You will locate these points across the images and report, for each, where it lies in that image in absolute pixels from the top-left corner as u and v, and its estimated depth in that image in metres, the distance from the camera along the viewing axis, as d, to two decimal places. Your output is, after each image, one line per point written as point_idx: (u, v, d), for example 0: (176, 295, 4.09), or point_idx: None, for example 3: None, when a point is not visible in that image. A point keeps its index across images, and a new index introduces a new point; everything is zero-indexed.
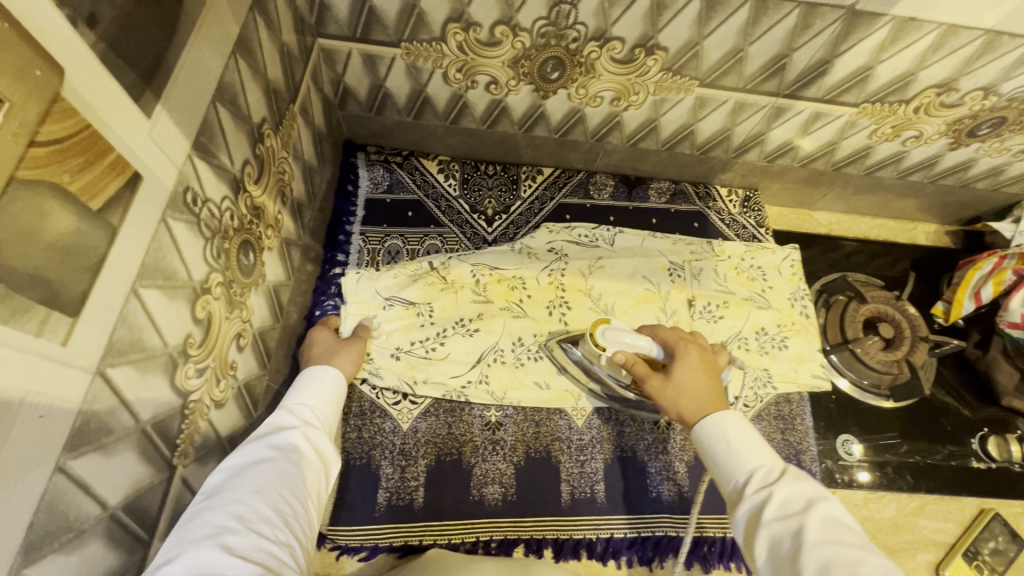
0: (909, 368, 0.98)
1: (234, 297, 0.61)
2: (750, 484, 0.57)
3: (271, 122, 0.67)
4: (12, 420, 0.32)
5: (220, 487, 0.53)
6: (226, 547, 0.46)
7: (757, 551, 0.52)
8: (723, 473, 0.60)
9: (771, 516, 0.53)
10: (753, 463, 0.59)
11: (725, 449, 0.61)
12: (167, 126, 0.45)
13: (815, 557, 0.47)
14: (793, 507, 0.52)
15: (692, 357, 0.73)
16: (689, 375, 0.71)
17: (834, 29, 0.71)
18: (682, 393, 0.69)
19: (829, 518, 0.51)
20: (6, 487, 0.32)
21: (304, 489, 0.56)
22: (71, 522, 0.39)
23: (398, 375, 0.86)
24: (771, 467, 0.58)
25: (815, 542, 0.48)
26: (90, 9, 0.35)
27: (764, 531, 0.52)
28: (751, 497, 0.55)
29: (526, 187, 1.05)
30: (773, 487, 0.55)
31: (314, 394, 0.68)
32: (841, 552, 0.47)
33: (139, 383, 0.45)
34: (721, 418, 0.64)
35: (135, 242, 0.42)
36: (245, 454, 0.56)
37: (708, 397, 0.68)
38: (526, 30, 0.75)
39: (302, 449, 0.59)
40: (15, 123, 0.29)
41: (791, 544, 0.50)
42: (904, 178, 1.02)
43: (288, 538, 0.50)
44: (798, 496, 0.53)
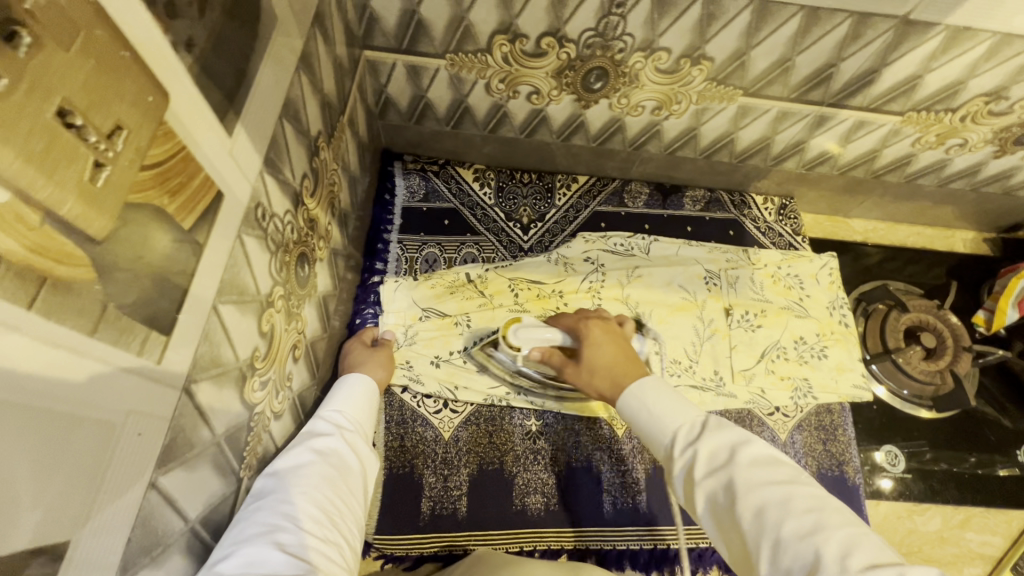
0: (954, 377, 0.95)
1: (292, 309, 0.61)
2: (676, 444, 0.57)
3: (325, 135, 0.67)
4: (118, 439, 0.33)
5: (267, 490, 0.52)
6: (279, 545, 0.46)
7: (700, 511, 0.53)
8: (653, 439, 0.60)
9: (702, 474, 0.53)
10: (675, 422, 0.58)
11: (646, 415, 0.60)
12: (243, 143, 0.45)
13: (751, 507, 0.48)
14: (719, 459, 0.52)
15: (595, 333, 0.73)
16: (599, 351, 0.71)
17: (884, 39, 0.71)
18: (598, 371, 0.69)
19: (755, 459, 0.51)
20: (108, 506, 0.33)
21: (345, 493, 0.56)
22: (159, 536, 0.39)
23: (439, 382, 0.86)
24: (692, 422, 0.57)
25: (746, 489, 0.49)
26: (188, 32, 0.36)
27: (701, 491, 0.52)
28: (681, 457, 0.55)
29: (561, 196, 1.05)
30: (698, 442, 0.54)
31: (347, 399, 0.67)
32: (771, 495, 0.48)
33: (215, 397, 0.45)
34: (639, 387, 0.63)
35: (217, 259, 0.43)
36: (288, 458, 0.56)
37: (623, 366, 0.68)
38: (573, 41, 0.75)
39: (342, 453, 0.59)
40: (131, 149, 0.30)
41: (726, 498, 0.50)
42: (945, 187, 1.01)
43: (335, 539, 0.51)
44: (722, 444, 0.53)
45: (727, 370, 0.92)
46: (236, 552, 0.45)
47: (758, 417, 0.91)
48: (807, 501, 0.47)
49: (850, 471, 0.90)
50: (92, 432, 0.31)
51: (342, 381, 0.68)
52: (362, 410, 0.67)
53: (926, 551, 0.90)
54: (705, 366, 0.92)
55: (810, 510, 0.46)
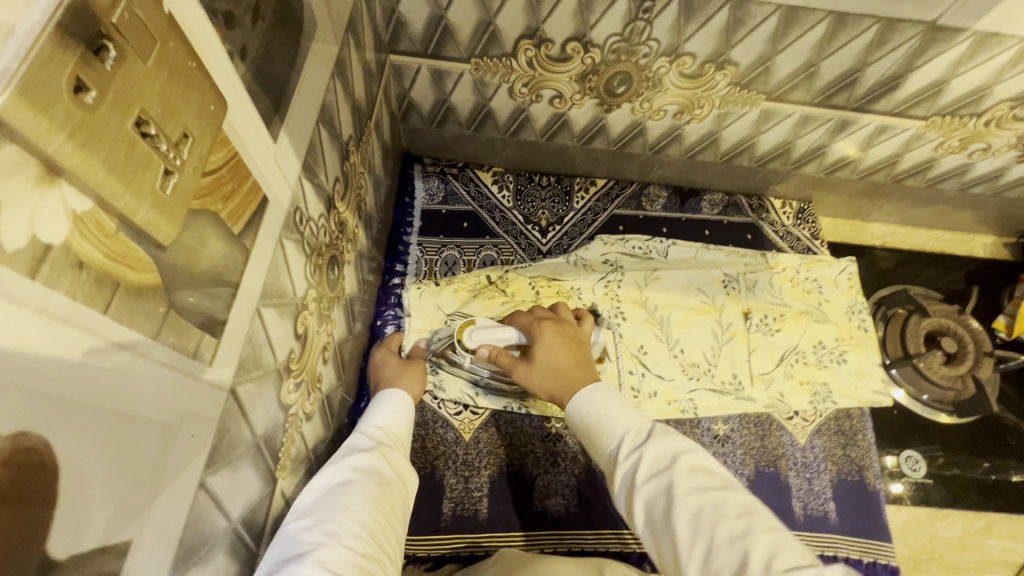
0: (974, 384, 0.97)
1: (323, 311, 0.62)
2: (621, 449, 0.56)
3: (355, 139, 0.68)
4: (174, 442, 0.33)
5: (313, 507, 0.54)
6: (321, 561, 0.47)
7: (636, 516, 0.52)
8: (599, 443, 0.59)
9: (643, 478, 0.52)
10: (625, 426, 0.57)
11: (596, 419, 0.60)
12: (286, 149, 0.46)
13: (687, 511, 0.48)
14: (661, 464, 0.52)
15: (549, 335, 0.72)
16: (550, 353, 0.71)
17: (911, 45, 0.71)
18: (546, 374, 0.69)
19: (695, 464, 0.52)
20: (165, 507, 0.34)
21: (385, 509, 0.57)
22: (207, 536, 0.40)
23: (460, 387, 0.87)
24: (638, 428, 0.57)
25: (685, 493, 0.49)
26: (243, 42, 0.36)
27: (641, 496, 0.52)
28: (625, 463, 0.54)
29: (579, 199, 1.06)
30: (643, 448, 0.54)
31: (386, 414, 0.69)
32: (708, 498, 0.48)
33: (256, 399, 0.46)
34: (590, 391, 0.62)
35: (261, 263, 0.43)
36: (333, 475, 0.58)
37: (570, 370, 0.68)
38: (598, 46, 0.76)
39: (381, 469, 0.60)
40: (196, 156, 0.31)
41: (664, 503, 0.50)
42: (966, 191, 1.00)
43: (375, 553, 0.51)
44: (666, 450, 0.53)
45: (746, 374, 0.92)
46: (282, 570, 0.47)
47: (777, 421, 0.92)
48: (741, 507, 0.48)
49: (870, 476, 0.89)
50: (151, 435, 0.31)
51: (380, 399, 0.70)
52: (400, 426, 0.68)
53: (947, 557, 0.89)
54: (724, 370, 0.92)
55: (742, 515, 0.47)
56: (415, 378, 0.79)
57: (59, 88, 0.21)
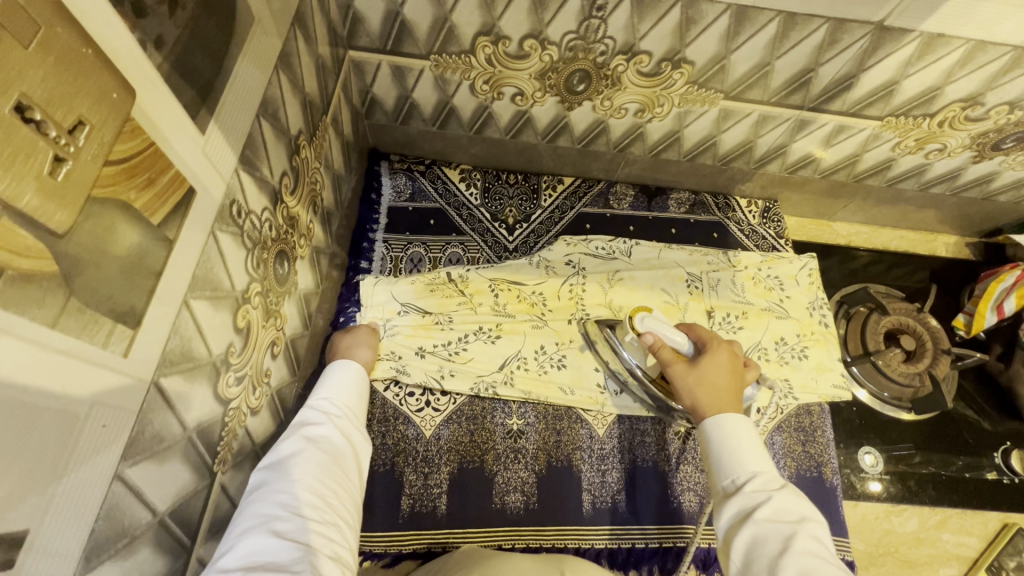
0: (932, 380, 0.96)
1: (270, 305, 0.62)
2: (749, 484, 0.58)
3: (307, 134, 0.68)
4: (81, 431, 0.33)
5: (262, 482, 0.54)
6: (276, 532, 0.48)
7: (737, 540, 0.54)
8: (723, 469, 0.61)
9: (764, 515, 0.54)
10: (759, 470, 0.60)
11: (732, 450, 0.62)
12: (218, 141, 0.46)
13: (797, 563, 0.49)
14: (787, 516, 0.53)
15: (722, 356, 0.73)
16: (714, 371, 0.72)
17: (861, 45, 0.72)
18: (701, 385, 0.70)
19: (818, 535, 0.52)
20: (69, 497, 0.33)
21: (341, 476, 0.58)
22: (126, 528, 0.40)
23: (425, 371, 0.87)
24: (772, 477, 0.59)
25: (802, 551, 0.50)
26: (158, 31, 0.36)
27: (753, 528, 0.53)
28: (748, 496, 0.57)
29: (546, 197, 1.06)
30: (775, 494, 0.56)
31: (335, 388, 0.69)
32: (823, 566, 0.48)
33: (187, 392, 0.46)
34: (737, 422, 0.64)
35: (187, 256, 0.43)
36: (281, 448, 0.58)
37: (730, 397, 0.69)
38: (555, 44, 0.76)
39: (334, 440, 0.61)
40: (94, 144, 0.31)
41: (776, 547, 0.51)
42: (926, 191, 1.02)
43: (333, 519, 0.53)
44: (795, 509, 0.54)
45: None
46: (236, 546, 0.47)
47: None
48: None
49: (829, 472, 0.90)
50: (51, 424, 0.31)
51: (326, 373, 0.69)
52: (351, 397, 0.68)
53: (902, 552, 0.90)
54: None
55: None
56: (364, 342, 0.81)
57: None
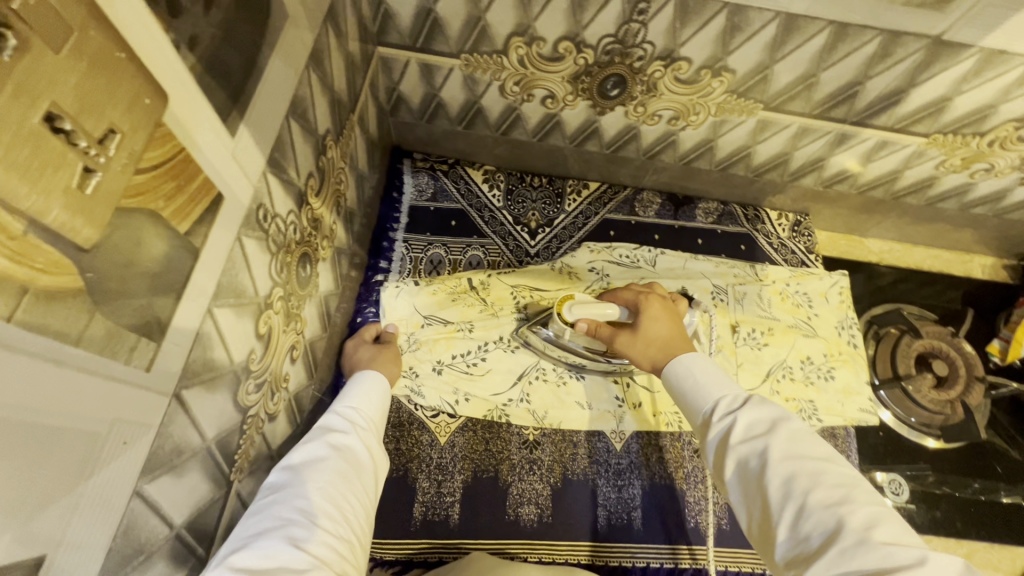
0: (964, 408, 0.95)
1: (291, 310, 0.60)
2: (715, 412, 0.56)
3: (334, 133, 0.66)
4: (101, 450, 0.32)
5: (282, 484, 0.53)
6: (293, 539, 0.47)
7: (726, 476, 0.52)
8: (693, 407, 0.59)
9: (738, 439, 0.52)
10: (721, 393, 0.57)
11: (692, 383, 0.60)
12: (248, 144, 0.44)
13: (780, 475, 0.47)
14: (758, 429, 0.52)
15: (654, 306, 0.70)
16: (656, 325, 0.68)
17: (914, 60, 0.68)
18: (652, 344, 0.67)
19: (792, 433, 0.51)
20: (88, 519, 0.32)
21: (358, 490, 0.57)
22: (142, 544, 0.39)
23: (440, 394, 0.85)
24: (735, 395, 0.57)
25: (781, 458, 0.48)
26: (192, 32, 0.34)
27: (733, 456, 0.52)
28: (719, 424, 0.54)
29: (570, 201, 1.03)
30: (739, 412, 0.54)
31: (361, 396, 0.68)
32: (806, 465, 0.47)
33: (206, 402, 0.44)
34: (688, 360, 0.62)
35: (213, 264, 0.41)
36: (305, 452, 0.57)
37: (680, 342, 0.67)
38: (591, 47, 0.73)
39: (357, 451, 0.60)
40: (125, 153, 0.29)
41: (758, 465, 0.50)
42: (967, 211, 0.98)
43: (346, 536, 0.51)
44: (763, 417, 0.53)
45: None
46: (252, 545, 0.46)
47: None
48: (840, 477, 0.46)
49: None
50: (72, 443, 0.30)
51: (354, 380, 0.69)
52: (376, 407, 0.67)
53: None
54: None
55: (841, 486, 0.46)
56: (391, 361, 0.80)
57: None
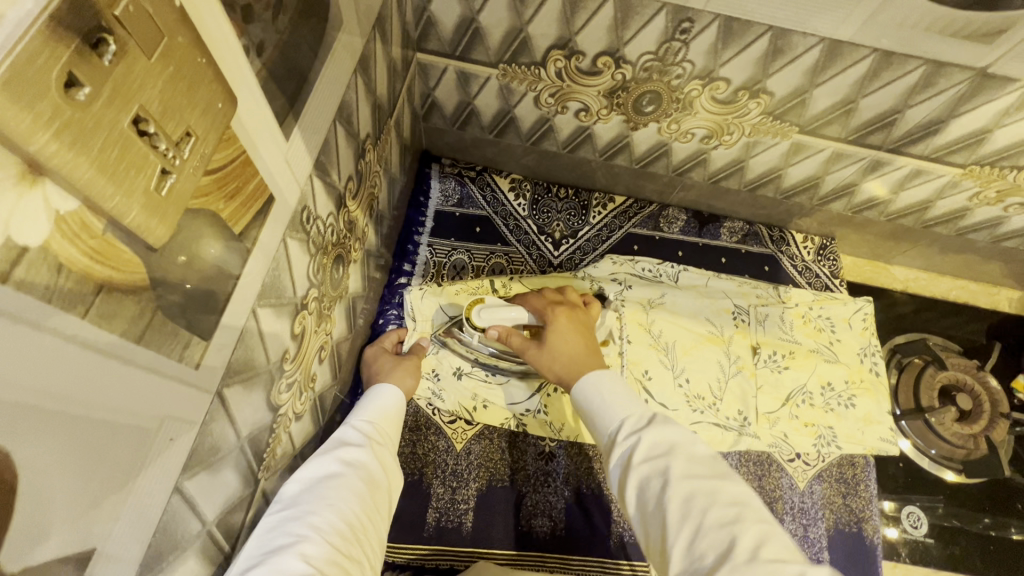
0: (988, 442, 0.94)
1: (323, 310, 0.61)
2: (621, 430, 0.56)
3: (373, 137, 0.67)
4: (151, 446, 0.32)
5: (298, 498, 0.53)
6: (303, 556, 0.47)
7: (627, 496, 0.52)
8: (598, 427, 0.59)
9: (641, 459, 0.53)
10: (624, 412, 0.58)
11: (599, 402, 0.60)
12: (298, 147, 0.45)
13: (679, 495, 0.49)
14: (659, 449, 0.53)
15: (563, 321, 0.72)
16: (563, 340, 0.69)
17: (957, 91, 0.68)
18: (558, 359, 0.68)
19: (689, 454, 0.52)
20: (134, 515, 0.32)
21: (369, 509, 0.56)
22: (177, 540, 0.39)
23: (459, 399, 0.86)
24: (639, 415, 0.58)
25: (680, 477, 0.50)
26: (260, 37, 0.35)
27: (634, 477, 0.52)
28: (623, 443, 0.55)
29: (596, 214, 1.04)
30: (643, 431, 0.54)
31: (376, 410, 0.68)
32: (702, 486, 0.49)
33: (244, 400, 0.45)
34: (596, 377, 0.62)
35: (260, 265, 0.42)
36: (319, 467, 0.57)
37: (585, 359, 0.67)
38: (630, 63, 0.73)
39: (371, 466, 0.59)
40: (197, 156, 0.30)
41: (659, 484, 0.50)
42: (997, 243, 0.97)
43: (355, 556, 0.51)
44: (665, 437, 0.54)
45: (753, 411, 0.89)
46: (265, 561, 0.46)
47: (778, 461, 0.89)
48: (732, 496, 0.49)
49: (870, 529, 0.87)
50: (128, 439, 0.30)
51: (370, 394, 0.69)
52: (389, 423, 0.67)
53: None
54: (729, 405, 0.88)
55: (734, 505, 0.48)
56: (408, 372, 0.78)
57: (48, 83, 0.20)
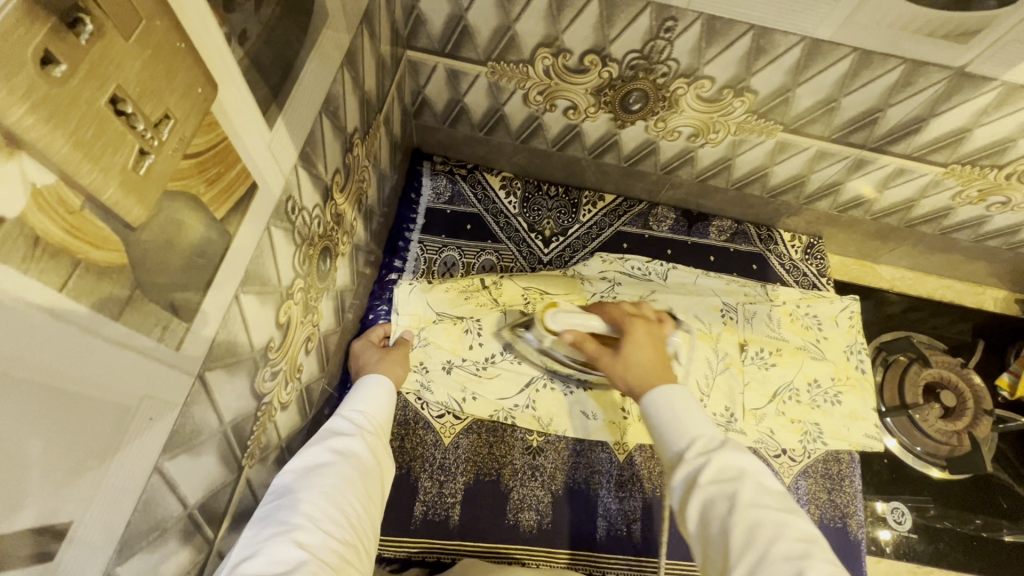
0: (970, 441, 0.94)
1: (310, 302, 0.62)
2: (689, 449, 0.52)
3: (361, 132, 0.68)
4: (130, 424, 0.33)
5: (290, 487, 0.54)
6: (299, 542, 0.48)
7: (689, 516, 0.50)
8: (665, 441, 0.55)
9: (707, 480, 0.49)
10: (693, 431, 0.54)
11: (667, 417, 0.56)
12: (282, 137, 0.45)
13: (746, 525, 0.45)
14: (729, 473, 0.49)
15: (639, 332, 0.67)
16: (639, 350, 0.65)
17: (936, 89, 0.69)
18: (632, 369, 0.63)
19: (759, 484, 0.49)
20: (113, 492, 0.33)
21: (362, 495, 0.57)
22: (157, 521, 0.39)
23: (448, 391, 0.85)
24: (710, 434, 0.53)
25: (748, 507, 0.46)
26: (242, 26, 0.36)
27: (699, 498, 0.49)
28: (688, 463, 0.51)
29: (586, 212, 1.04)
30: (713, 454, 0.50)
31: (369, 401, 0.69)
32: (771, 518, 0.45)
33: (226, 385, 0.45)
34: (669, 390, 0.58)
35: (243, 251, 0.43)
36: (310, 455, 0.58)
37: (661, 372, 0.62)
38: (616, 61, 0.74)
39: (361, 454, 0.60)
40: (176, 139, 0.30)
41: (726, 511, 0.47)
42: (981, 243, 0.98)
43: (351, 541, 0.52)
44: (736, 462, 0.50)
45: (740, 408, 0.90)
46: (260, 551, 0.47)
47: (764, 457, 0.90)
48: (802, 534, 0.45)
49: (854, 524, 0.88)
50: (106, 416, 0.31)
51: (359, 385, 0.70)
52: (381, 413, 0.68)
53: None
54: (717, 401, 0.89)
55: (804, 543, 0.44)
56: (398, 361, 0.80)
57: (24, 58, 0.21)
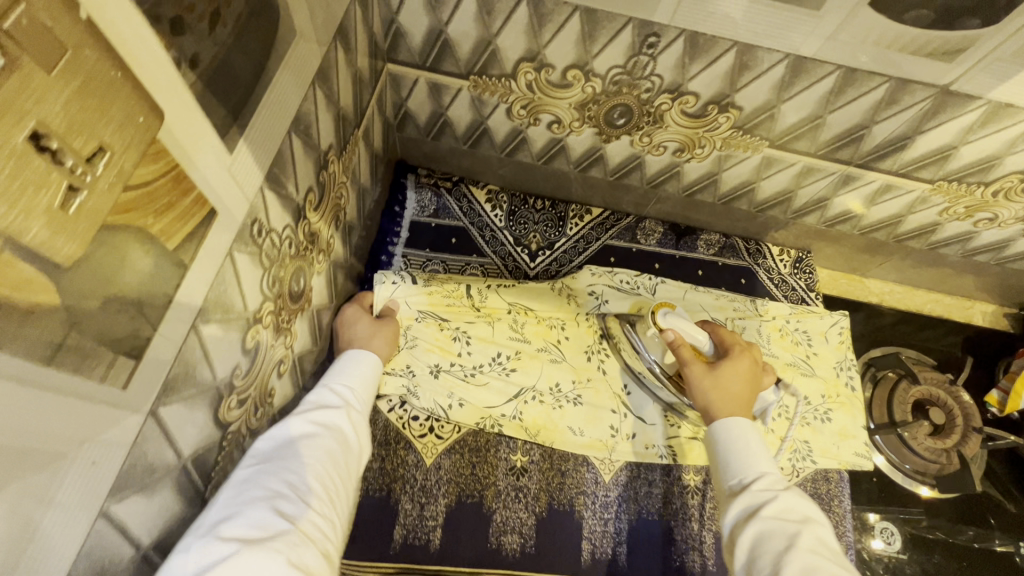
0: (960, 459, 0.93)
1: (281, 324, 0.60)
2: (755, 482, 0.58)
3: (336, 149, 0.66)
4: (66, 471, 0.31)
5: (274, 453, 0.53)
6: (280, 513, 0.48)
7: (741, 538, 0.54)
8: (730, 469, 0.61)
9: (770, 514, 0.55)
10: (761, 471, 0.60)
11: (739, 450, 0.62)
12: (245, 159, 0.44)
13: (801, 560, 0.50)
14: (792, 516, 0.54)
15: (743, 364, 0.70)
16: (734, 379, 0.68)
17: (922, 107, 0.68)
18: (719, 390, 0.67)
19: (821, 537, 0.53)
20: (49, 543, 0.31)
21: (343, 473, 0.57)
22: (105, 566, 0.37)
23: (435, 397, 0.83)
24: (778, 479, 0.59)
25: (805, 548, 0.51)
26: (194, 49, 0.34)
27: (756, 525, 0.54)
28: (754, 493, 0.57)
29: (572, 226, 1.03)
30: (779, 493, 0.56)
31: (363, 378, 0.68)
32: (826, 565, 0.49)
33: (185, 419, 0.43)
34: (743, 425, 0.64)
35: (202, 280, 0.41)
36: (299, 422, 0.57)
37: (743, 405, 0.66)
38: (599, 76, 0.73)
39: (348, 430, 0.60)
40: (113, 172, 0.29)
41: (781, 543, 0.52)
42: (968, 258, 0.98)
43: (329, 516, 0.53)
44: (800, 510, 0.55)
45: None
46: (241, 513, 0.46)
47: None
48: None
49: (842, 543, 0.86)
50: (37, 464, 0.29)
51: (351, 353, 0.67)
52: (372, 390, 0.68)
53: None
54: None
55: None
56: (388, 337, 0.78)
57: None
